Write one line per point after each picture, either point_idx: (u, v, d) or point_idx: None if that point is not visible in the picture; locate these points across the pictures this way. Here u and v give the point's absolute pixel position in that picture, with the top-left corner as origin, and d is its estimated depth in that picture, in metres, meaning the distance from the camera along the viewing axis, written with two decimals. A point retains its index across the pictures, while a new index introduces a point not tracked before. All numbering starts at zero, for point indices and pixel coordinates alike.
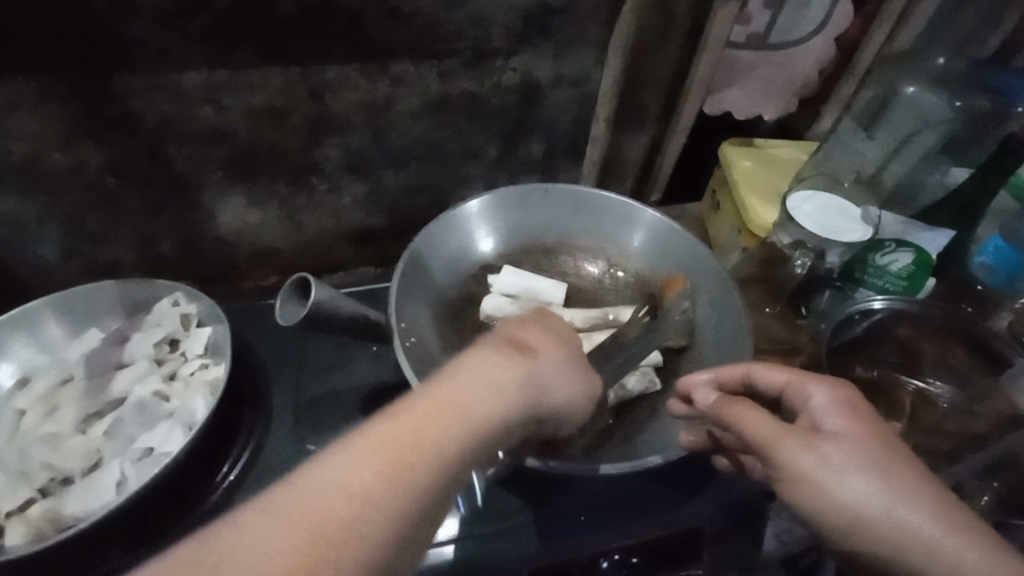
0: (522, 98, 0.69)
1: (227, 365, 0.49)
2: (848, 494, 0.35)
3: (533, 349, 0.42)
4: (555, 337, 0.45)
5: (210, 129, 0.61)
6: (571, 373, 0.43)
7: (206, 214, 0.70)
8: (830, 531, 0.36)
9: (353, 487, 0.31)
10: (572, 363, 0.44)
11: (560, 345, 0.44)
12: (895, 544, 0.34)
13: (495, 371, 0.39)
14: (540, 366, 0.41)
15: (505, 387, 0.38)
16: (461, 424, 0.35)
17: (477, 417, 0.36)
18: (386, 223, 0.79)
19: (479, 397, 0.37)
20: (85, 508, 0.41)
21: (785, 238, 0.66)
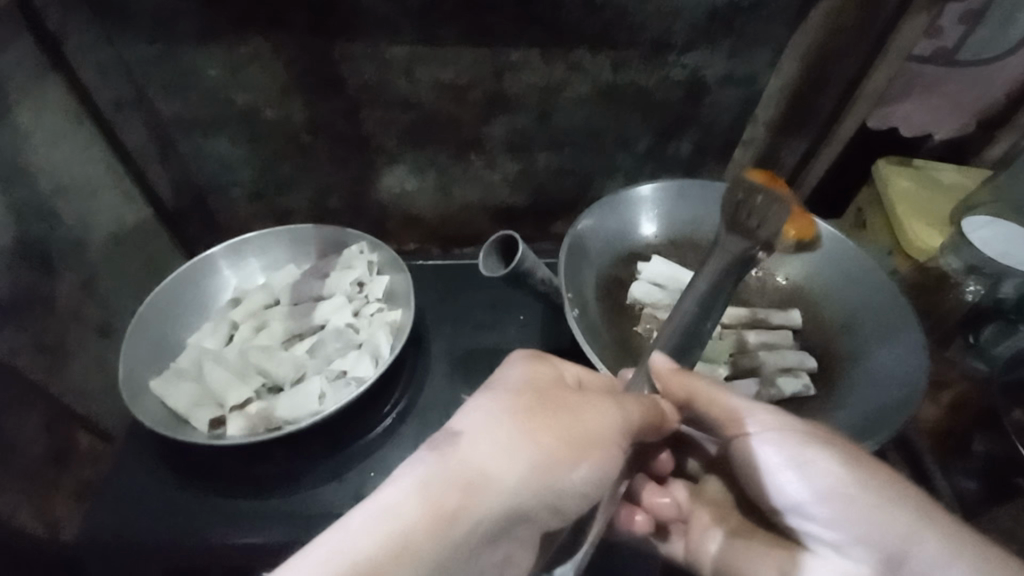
0: (685, 95, 0.70)
1: (407, 311, 0.54)
2: (799, 460, 0.42)
3: (488, 447, 0.36)
4: (546, 408, 0.39)
5: (400, 96, 0.67)
6: (578, 462, 0.38)
7: (374, 176, 0.76)
8: (774, 482, 0.43)
9: None
10: (580, 443, 0.38)
11: (553, 421, 0.38)
12: (830, 497, 0.40)
13: (471, 472, 0.35)
14: (505, 469, 0.36)
15: (442, 524, 0.32)
16: (443, 536, 0.32)
17: (454, 532, 0.32)
18: (527, 204, 0.83)
19: (457, 504, 0.33)
20: (292, 413, 0.47)
21: (956, 262, 0.63)
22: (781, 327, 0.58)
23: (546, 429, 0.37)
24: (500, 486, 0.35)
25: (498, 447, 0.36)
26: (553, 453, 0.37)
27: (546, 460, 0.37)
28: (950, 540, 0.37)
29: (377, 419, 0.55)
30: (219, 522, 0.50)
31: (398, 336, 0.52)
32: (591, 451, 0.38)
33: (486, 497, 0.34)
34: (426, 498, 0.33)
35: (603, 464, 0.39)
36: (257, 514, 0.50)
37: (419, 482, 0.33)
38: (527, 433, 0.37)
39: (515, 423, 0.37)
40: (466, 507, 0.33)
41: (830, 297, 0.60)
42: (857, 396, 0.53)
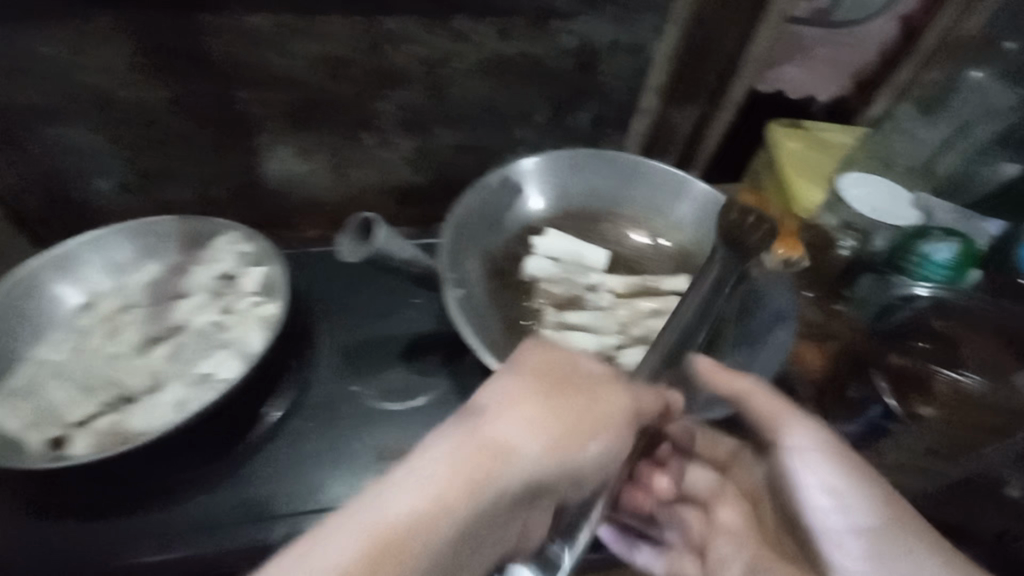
0: (576, 63, 0.69)
1: (281, 303, 0.50)
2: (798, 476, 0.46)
3: (506, 421, 0.35)
4: (562, 384, 0.38)
5: (274, 72, 0.62)
6: (591, 438, 0.37)
7: (258, 160, 0.71)
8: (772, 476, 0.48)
9: None
10: (589, 416, 0.37)
11: (568, 396, 0.37)
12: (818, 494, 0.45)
13: (481, 458, 0.33)
14: (521, 445, 0.34)
15: (457, 509, 0.31)
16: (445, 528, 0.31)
17: (470, 510, 0.32)
18: (429, 183, 0.80)
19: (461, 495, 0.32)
20: (148, 425, 0.44)
21: (833, 220, 0.68)
22: (670, 293, 0.59)
23: (559, 408, 0.36)
24: (518, 463, 0.34)
25: (512, 422, 0.35)
26: (568, 425, 0.36)
27: (559, 440, 0.35)
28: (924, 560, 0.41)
29: (260, 420, 0.51)
30: (80, 548, 0.44)
31: (268, 332, 0.49)
32: (601, 430, 0.37)
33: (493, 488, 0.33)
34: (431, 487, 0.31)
35: (616, 440, 0.38)
36: (124, 535, 0.45)
37: (425, 472, 0.32)
38: (534, 417, 0.35)
39: (527, 410, 0.35)
40: (486, 487, 0.32)
41: None
42: (743, 356, 0.55)
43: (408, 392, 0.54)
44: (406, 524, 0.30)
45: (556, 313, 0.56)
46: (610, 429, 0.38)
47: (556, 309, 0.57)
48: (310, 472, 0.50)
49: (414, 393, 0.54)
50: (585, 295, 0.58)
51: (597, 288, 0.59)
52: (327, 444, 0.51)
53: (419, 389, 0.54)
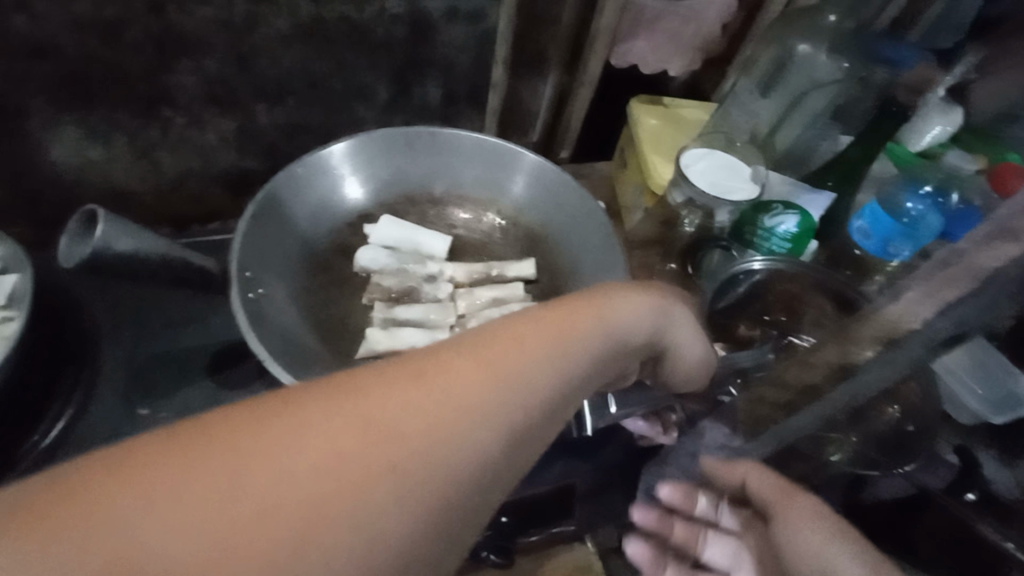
0: (410, 33, 0.62)
1: (21, 320, 0.42)
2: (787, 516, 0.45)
3: (605, 297, 0.35)
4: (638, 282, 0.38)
5: (23, 41, 0.51)
6: (665, 321, 0.38)
7: (36, 146, 0.59)
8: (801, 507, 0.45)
9: (310, 467, 0.23)
10: (612, 320, 0.34)
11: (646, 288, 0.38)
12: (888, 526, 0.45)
13: (369, 438, 0.24)
14: (610, 322, 0.34)
15: (542, 359, 0.30)
16: (304, 538, 0.22)
17: (550, 366, 0.30)
18: (264, 167, 0.71)
19: (327, 489, 0.22)
20: None
21: (679, 197, 0.65)
22: (515, 280, 0.56)
23: (636, 296, 0.37)
24: (610, 331, 0.34)
25: (615, 300, 0.35)
26: (649, 308, 0.37)
27: (636, 322, 0.36)
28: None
29: (22, 450, 0.44)
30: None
31: (1, 357, 0.41)
32: (669, 320, 0.39)
33: (383, 481, 0.24)
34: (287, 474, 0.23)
35: (688, 345, 0.40)
36: None
37: (345, 408, 0.25)
38: (446, 383, 0.27)
39: (439, 377, 0.27)
40: (579, 345, 0.32)
41: (562, 241, 0.58)
42: None
43: (218, 400, 0.50)
44: (257, 512, 0.21)
45: (386, 309, 0.51)
46: (687, 321, 0.40)
47: (386, 304, 0.52)
48: None
49: (223, 406, 0.50)
50: (422, 287, 0.54)
51: (437, 278, 0.55)
52: None
53: (228, 403, 0.50)
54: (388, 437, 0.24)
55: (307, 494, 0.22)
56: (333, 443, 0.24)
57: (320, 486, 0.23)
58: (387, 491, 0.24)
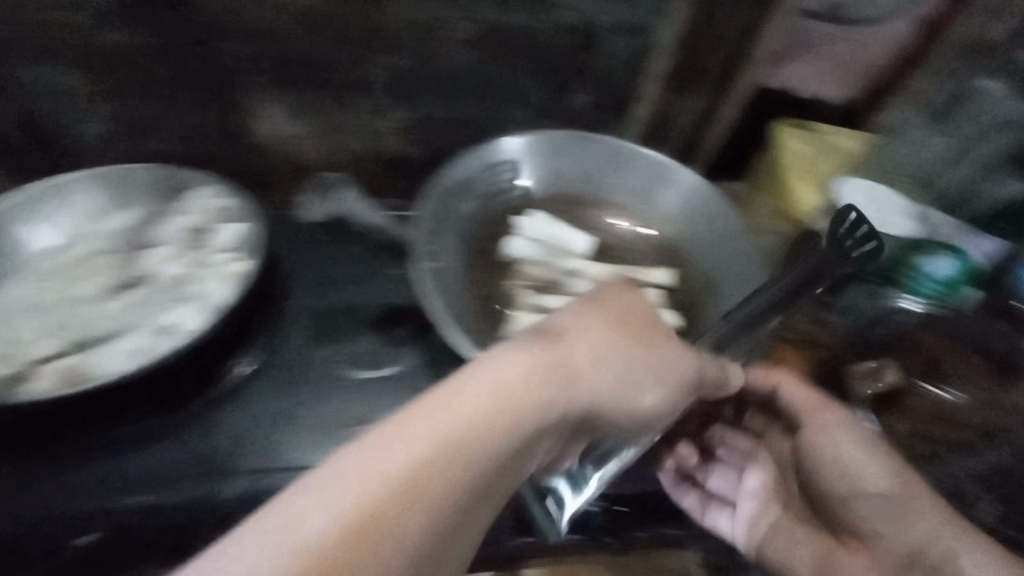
0: (574, 42, 0.67)
1: (255, 261, 0.50)
2: (828, 433, 0.50)
3: (578, 349, 0.36)
4: (631, 316, 0.40)
5: (264, 28, 0.61)
6: (676, 354, 0.41)
7: (248, 116, 0.69)
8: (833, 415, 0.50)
9: (374, 489, 0.27)
10: (571, 375, 0.35)
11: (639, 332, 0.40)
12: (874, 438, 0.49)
13: (481, 399, 0.32)
14: (593, 376, 0.36)
15: (521, 409, 0.33)
16: (453, 469, 0.29)
17: (522, 418, 0.32)
18: (421, 154, 0.78)
19: (403, 480, 0.28)
20: (108, 367, 0.44)
21: (831, 226, 0.64)
22: (645, 286, 0.58)
23: (650, 348, 0.39)
24: (586, 382, 0.36)
25: (586, 340, 0.37)
26: (642, 355, 0.39)
27: (622, 365, 0.38)
28: (944, 525, 0.47)
29: (222, 375, 0.51)
30: (26, 492, 0.44)
31: (238, 288, 0.48)
32: (676, 377, 0.41)
33: (497, 430, 0.31)
34: (429, 424, 0.30)
35: (670, 394, 0.41)
36: (76, 480, 0.45)
37: (403, 441, 0.29)
38: (532, 361, 0.34)
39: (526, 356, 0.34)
40: (535, 403, 0.33)
41: (698, 254, 0.60)
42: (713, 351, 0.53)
43: (375, 358, 0.54)
44: (342, 533, 0.25)
45: (533, 295, 0.56)
46: (677, 362, 0.41)
47: (532, 291, 0.56)
48: (270, 433, 0.49)
49: (382, 362, 0.54)
50: (563, 279, 0.57)
51: (579, 275, 0.57)
52: (292, 405, 0.51)
53: (387, 358, 0.54)
54: (493, 397, 0.32)
55: (376, 519, 0.26)
56: (392, 461, 0.28)
57: (374, 501, 0.27)
58: (424, 513, 0.28)
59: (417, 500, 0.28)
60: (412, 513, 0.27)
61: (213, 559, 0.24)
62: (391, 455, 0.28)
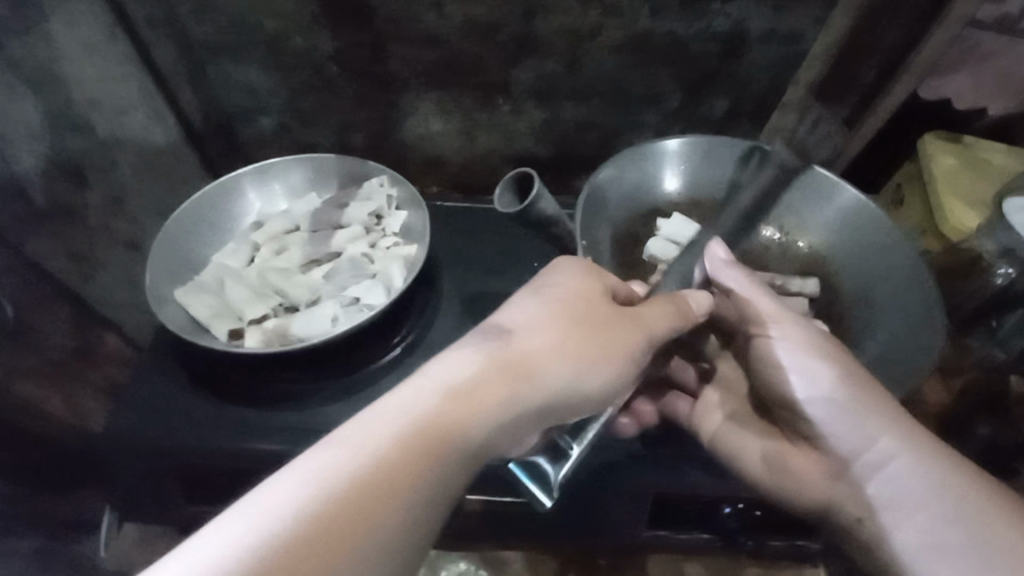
0: (723, 50, 0.66)
1: (422, 246, 0.55)
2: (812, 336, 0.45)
3: (528, 342, 0.39)
4: (593, 314, 0.41)
5: (427, 34, 0.65)
6: (618, 355, 0.41)
7: (398, 115, 0.74)
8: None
9: (350, 482, 0.31)
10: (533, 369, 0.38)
11: (596, 327, 0.41)
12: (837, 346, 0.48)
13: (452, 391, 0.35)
14: (540, 369, 0.38)
15: (488, 404, 0.35)
16: (439, 454, 0.33)
17: (493, 409, 0.35)
18: (549, 157, 0.80)
19: (383, 475, 0.31)
20: (306, 332, 0.50)
21: (990, 245, 0.62)
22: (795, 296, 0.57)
23: (594, 341, 0.40)
24: (544, 373, 0.38)
25: (538, 336, 0.39)
26: (591, 351, 0.40)
27: (574, 358, 0.39)
28: (907, 436, 0.40)
29: (382, 352, 0.56)
30: (224, 432, 0.51)
31: (410, 271, 0.53)
32: (618, 362, 0.41)
33: (478, 416, 0.35)
34: (422, 414, 0.34)
35: (626, 379, 0.42)
36: (264, 424, 0.51)
37: (370, 436, 0.32)
38: (502, 356, 0.38)
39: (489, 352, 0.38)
40: (501, 391, 0.36)
41: (849, 268, 0.57)
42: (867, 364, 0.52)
43: None
44: (304, 519, 0.29)
45: None
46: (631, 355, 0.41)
47: None
48: None
49: None
50: None
51: None
52: None
53: None
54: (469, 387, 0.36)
55: (343, 509, 0.30)
56: (357, 456, 0.31)
57: (345, 497, 0.30)
58: (403, 503, 0.31)
59: (412, 482, 0.32)
60: (404, 496, 0.31)
61: (198, 542, 0.28)
62: (388, 447, 0.32)
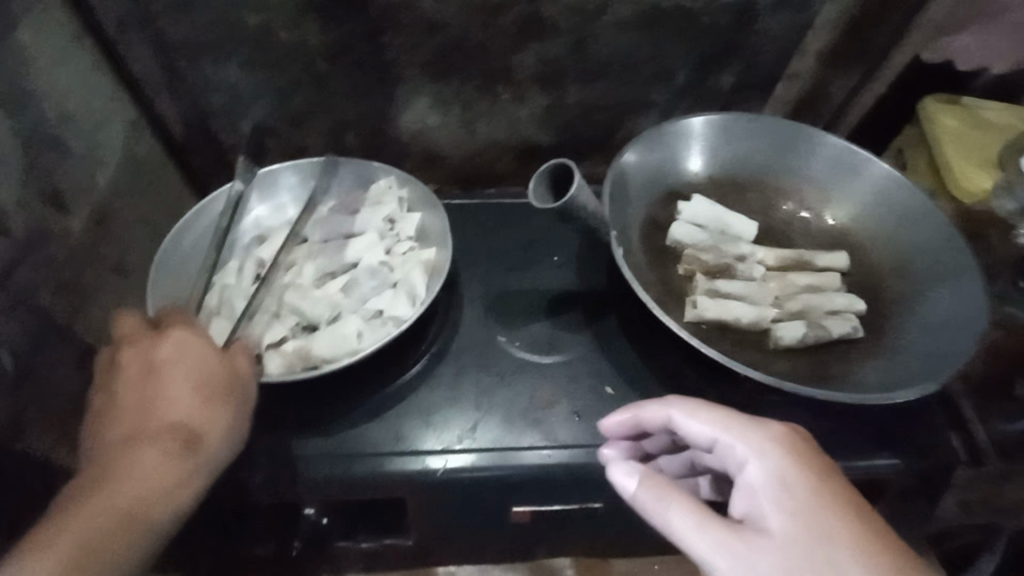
0: (732, 21, 0.64)
1: (442, 248, 0.53)
2: (747, 561, 0.33)
3: (157, 426, 0.39)
4: (162, 375, 0.41)
5: (425, 20, 0.60)
6: (191, 399, 0.40)
7: (395, 109, 0.70)
8: (758, 447, 0.36)
9: None
10: (148, 462, 0.37)
11: (161, 388, 0.40)
12: (781, 488, 0.35)
13: (86, 483, 0.37)
14: (147, 443, 0.38)
15: (68, 507, 0.35)
16: (134, 530, 0.36)
17: (91, 515, 0.35)
18: (553, 143, 0.77)
19: None
20: (330, 351, 0.47)
21: (1010, 205, 0.63)
22: (828, 269, 0.56)
23: (185, 390, 0.41)
24: (157, 452, 0.38)
25: (169, 408, 0.40)
26: (193, 414, 0.40)
27: (191, 418, 0.40)
28: None
29: (410, 362, 0.53)
30: (239, 459, 0.46)
31: (434, 276, 0.51)
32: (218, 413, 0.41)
33: (136, 494, 0.36)
34: (140, 494, 0.37)
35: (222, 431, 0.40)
36: (284, 451, 0.47)
37: None
38: (131, 442, 0.38)
39: (111, 458, 0.38)
40: (122, 486, 0.36)
41: (879, 237, 0.57)
42: (909, 333, 0.51)
43: (553, 344, 0.55)
44: None
45: (708, 281, 0.55)
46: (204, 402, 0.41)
47: (707, 277, 0.55)
48: (463, 413, 0.50)
49: (559, 346, 0.55)
50: (736, 264, 0.56)
51: (749, 259, 0.57)
52: (480, 388, 0.52)
53: (565, 343, 0.55)
54: (139, 475, 0.37)
55: None
56: None
57: None
58: None
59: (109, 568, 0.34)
60: (125, 560, 0.35)
61: None
62: (92, 524, 0.35)
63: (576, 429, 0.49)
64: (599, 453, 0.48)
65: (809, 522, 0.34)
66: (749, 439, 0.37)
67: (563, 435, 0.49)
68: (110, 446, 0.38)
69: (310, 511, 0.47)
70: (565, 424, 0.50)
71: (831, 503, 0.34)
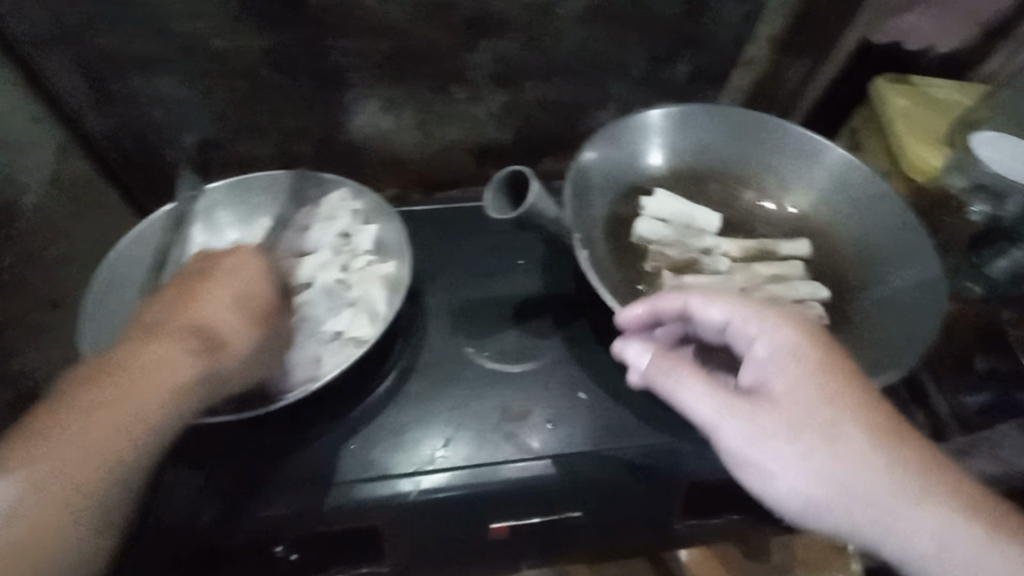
0: (685, 12, 0.63)
1: (401, 261, 0.51)
2: (754, 422, 0.36)
3: (190, 321, 0.40)
4: (193, 282, 0.42)
5: (368, 22, 0.57)
6: (219, 304, 0.41)
7: (345, 115, 0.67)
8: (771, 325, 0.38)
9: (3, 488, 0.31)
10: (176, 351, 0.38)
11: (192, 290, 0.41)
12: (791, 358, 0.37)
13: (102, 367, 0.36)
14: (178, 334, 0.39)
15: (95, 381, 0.35)
16: (132, 432, 0.35)
17: (123, 391, 0.35)
18: (512, 141, 0.75)
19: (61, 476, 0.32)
20: (289, 379, 0.45)
21: (962, 181, 0.63)
22: (790, 258, 0.57)
23: (214, 297, 0.41)
24: (188, 345, 0.38)
25: (202, 308, 0.40)
26: (225, 315, 0.41)
27: (222, 319, 0.40)
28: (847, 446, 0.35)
29: (378, 381, 0.51)
30: (200, 499, 0.44)
31: (394, 291, 0.49)
32: (248, 322, 0.41)
33: (142, 394, 0.35)
34: (148, 390, 0.36)
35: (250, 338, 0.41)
36: (248, 487, 0.45)
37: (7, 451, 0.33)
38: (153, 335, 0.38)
39: (129, 350, 0.37)
40: (147, 374, 0.36)
41: (839, 224, 0.57)
42: (871, 318, 0.51)
43: (522, 352, 0.53)
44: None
45: (674, 277, 0.54)
46: (234, 303, 0.42)
47: (673, 274, 0.55)
48: (434, 431, 0.49)
49: (528, 354, 0.53)
50: (702, 258, 0.56)
51: (714, 253, 0.57)
52: (450, 403, 0.50)
53: (535, 351, 0.54)
54: (151, 370, 0.36)
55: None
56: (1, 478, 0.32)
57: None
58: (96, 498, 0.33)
59: (94, 474, 0.33)
60: (116, 462, 0.34)
61: None
62: (97, 419, 0.34)
63: (550, 438, 0.48)
64: (574, 462, 0.47)
65: (813, 383, 0.36)
66: (762, 320, 0.39)
67: (538, 445, 0.48)
68: (138, 335, 0.38)
69: (279, 550, 0.44)
70: (539, 433, 0.49)
71: (836, 372, 0.37)
